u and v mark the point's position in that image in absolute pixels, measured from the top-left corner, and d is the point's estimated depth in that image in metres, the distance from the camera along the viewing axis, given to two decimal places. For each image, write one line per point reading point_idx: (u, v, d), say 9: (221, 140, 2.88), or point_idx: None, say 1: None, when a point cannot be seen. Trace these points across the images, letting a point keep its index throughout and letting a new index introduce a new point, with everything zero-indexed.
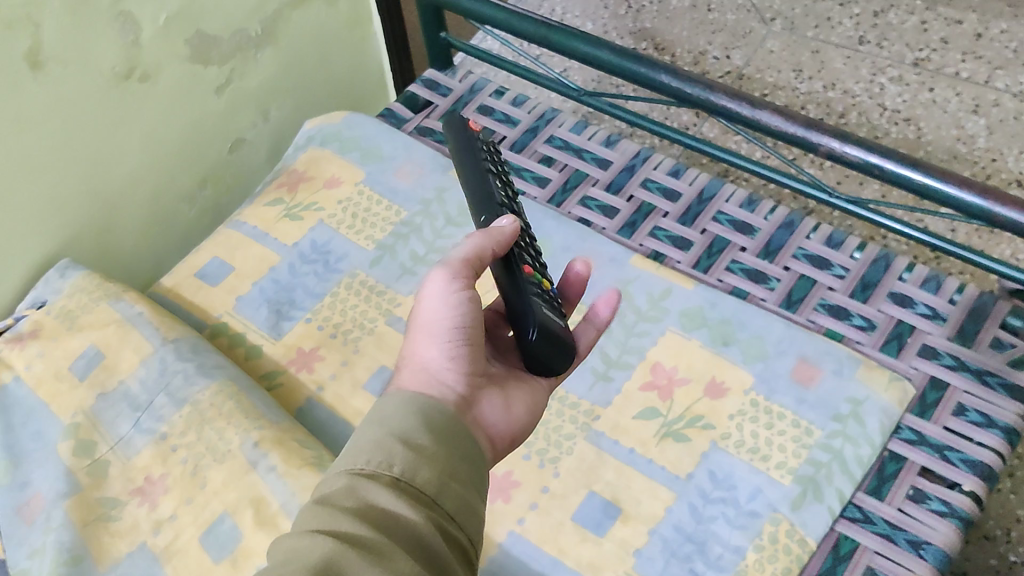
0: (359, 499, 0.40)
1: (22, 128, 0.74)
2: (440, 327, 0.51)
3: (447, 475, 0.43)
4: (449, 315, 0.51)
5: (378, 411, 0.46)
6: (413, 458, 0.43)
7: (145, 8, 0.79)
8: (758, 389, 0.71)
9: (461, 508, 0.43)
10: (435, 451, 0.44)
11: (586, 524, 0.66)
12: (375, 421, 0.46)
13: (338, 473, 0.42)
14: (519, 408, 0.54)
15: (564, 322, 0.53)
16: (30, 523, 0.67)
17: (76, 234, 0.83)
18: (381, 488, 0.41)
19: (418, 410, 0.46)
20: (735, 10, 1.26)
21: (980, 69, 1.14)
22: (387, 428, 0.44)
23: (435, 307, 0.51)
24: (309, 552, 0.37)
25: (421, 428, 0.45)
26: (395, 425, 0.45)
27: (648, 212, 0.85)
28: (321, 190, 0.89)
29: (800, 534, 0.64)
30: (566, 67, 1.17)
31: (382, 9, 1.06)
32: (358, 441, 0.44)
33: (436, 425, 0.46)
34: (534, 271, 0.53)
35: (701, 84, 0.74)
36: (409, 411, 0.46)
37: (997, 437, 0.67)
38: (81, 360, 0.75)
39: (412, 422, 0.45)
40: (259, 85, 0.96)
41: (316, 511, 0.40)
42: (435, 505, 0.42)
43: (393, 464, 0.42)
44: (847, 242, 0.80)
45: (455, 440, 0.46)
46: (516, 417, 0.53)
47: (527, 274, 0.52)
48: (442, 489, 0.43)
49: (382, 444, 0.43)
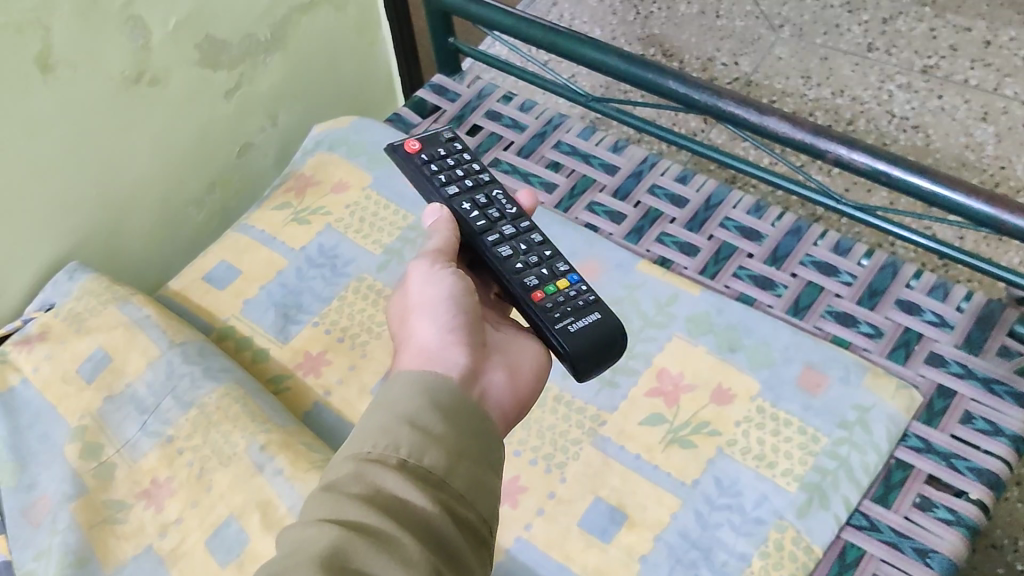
0: (367, 484, 0.39)
1: (32, 130, 0.74)
2: (436, 306, 0.52)
3: (456, 454, 0.42)
4: (443, 294, 0.52)
5: (386, 394, 0.45)
6: (420, 439, 0.42)
7: (156, 12, 0.79)
8: (765, 396, 0.71)
9: (473, 486, 0.42)
10: (444, 430, 0.43)
11: (592, 530, 0.66)
12: (381, 405, 0.44)
13: (344, 459, 0.41)
14: (526, 380, 0.53)
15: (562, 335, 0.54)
16: (36, 525, 0.67)
17: (85, 236, 0.84)
18: (388, 472, 0.40)
19: (425, 391, 0.44)
20: (744, 16, 1.26)
21: (989, 76, 1.14)
22: (395, 411, 0.43)
23: (427, 291, 0.53)
24: (315, 543, 0.36)
25: (431, 409, 0.43)
26: (402, 408, 0.43)
27: (655, 218, 0.85)
28: (329, 195, 0.89)
29: (806, 542, 0.64)
30: (574, 72, 1.18)
31: (392, 15, 1.06)
32: (365, 424, 0.43)
33: (445, 405, 0.44)
34: (545, 292, 0.56)
35: (708, 91, 0.74)
36: (416, 389, 0.44)
37: (1004, 445, 0.67)
38: (88, 363, 0.75)
39: (420, 403, 0.43)
40: (268, 90, 0.96)
41: (323, 498, 0.39)
42: (446, 485, 0.41)
43: (400, 446, 0.41)
44: (854, 249, 0.80)
45: (465, 418, 0.44)
46: (521, 389, 0.52)
47: (540, 301, 0.55)
48: (453, 468, 0.42)
49: (389, 427, 0.42)
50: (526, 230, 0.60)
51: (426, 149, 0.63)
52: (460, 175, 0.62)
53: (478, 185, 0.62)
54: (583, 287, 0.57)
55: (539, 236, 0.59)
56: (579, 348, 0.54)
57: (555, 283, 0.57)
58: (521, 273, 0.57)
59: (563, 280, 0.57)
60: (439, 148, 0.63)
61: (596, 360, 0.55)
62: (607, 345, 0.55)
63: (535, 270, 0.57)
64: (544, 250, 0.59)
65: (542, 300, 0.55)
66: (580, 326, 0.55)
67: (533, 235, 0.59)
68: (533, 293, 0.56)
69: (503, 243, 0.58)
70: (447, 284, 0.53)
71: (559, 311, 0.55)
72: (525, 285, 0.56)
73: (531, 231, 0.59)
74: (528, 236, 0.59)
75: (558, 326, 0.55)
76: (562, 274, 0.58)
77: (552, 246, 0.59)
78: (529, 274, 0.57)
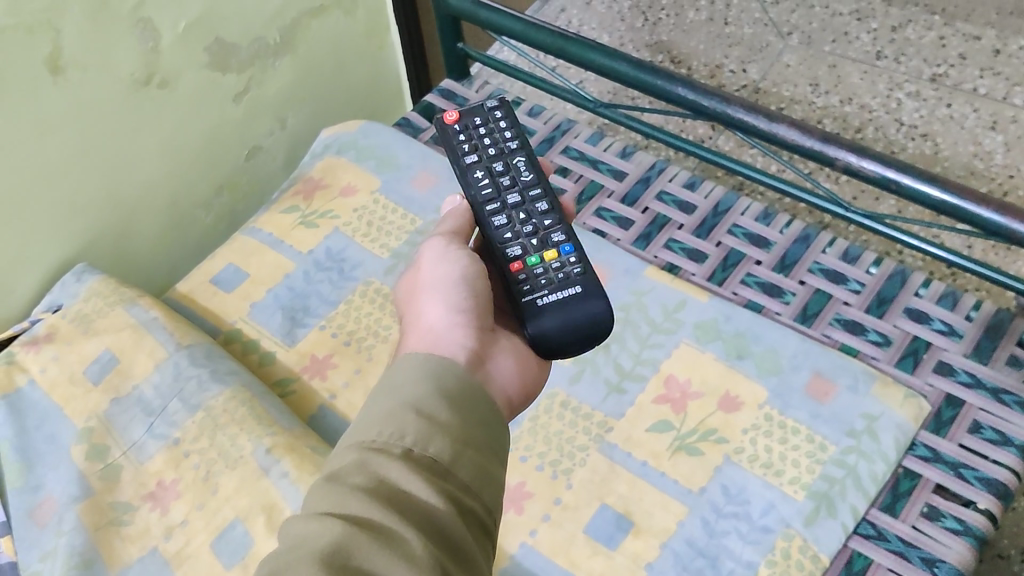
0: (370, 474, 0.39)
1: (42, 133, 0.75)
2: (444, 282, 0.53)
3: (461, 443, 0.42)
4: (449, 269, 0.54)
5: (389, 378, 0.45)
6: (425, 427, 0.42)
7: (165, 15, 0.79)
8: (772, 404, 0.71)
9: (478, 477, 0.42)
10: (447, 418, 0.43)
11: (598, 537, 0.66)
12: (385, 392, 0.44)
13: (348, 447, 0.41)
14: (528, 368, 0.54)
15: (543, 297, 0.54)
16: (42, 526, 0.67)
17: (92, 239, 0.84)
18: (391, 462, 0.40)
19: (432, 374, 0.45)
20: (752, 23, 1.26)
21: (998, 85, 1.14)
22: (400, 399, 0.43)
23: (440, 270, 0.54)
24: (318, 536, 0.36)
25: (436, 396, 0.44)
26: (408, 395, 0.43)
27: (662, 223, 0.85)
28: (336, 199, 0.89)
29: (813, 550, 0.64)
30: (583, 77, 1.18)
31: (400, 20, 1.05)
32: (370, 412, 0.43)
33: (451, 392, 0.44)
34: (524, 262, 0.56)
35: (717, 97, 0.74)
36: (424, 375, 0.45)
37: (1013, 455, 0.67)
38: (95, 365, 0.75)
39: (425, 391, 0.44)
40: (277, 94, 0.96)
41: (327, 489, 0.39)
42: (450, 476, 0.41)
43: (405, 435, 0.41)
44: (864, 257, 0.80)
45: (470, 405, 0.44)
46: (523, 375, 0.54)
47: (517, 272, 0.55)
48: (457, 458, 0.41)
49: (394, 415, 0.42)
50: (535, 197, 0.59)
51: (462, 120, 0.62)
52: (488, 143, 0.61)
53: (502, 154, 0.61)
54: (574, 259, 0.56)
55: (545, 206, 0.58)
56: (552, 325, 0.54)
57: (541, 253, 0.56)
58: (524, 232, 0.57)
59: (553, 251, 0.56)
60: (478, 118, 0.62)
61: (578, 332, 0.54)
62: (582, 323, 0.54)
63: (521, 241, 0.57)
64: (545, 219, 0.58)
65: (519, 270, 0.55)
66: (550, 300, 0.54)
67: (539, 205, 0.58)
68: (512, 264, 0.56)
69: (500, 211, 0.58)
70: (458, 260, 0.54)
71: (554, 270, 0.56)
72: (521, 249, 0.56)
73: (539, 200, 0.59)
74: (533, 204, 0.58)
75: (549, 289, 0.55)
76: (555, 242, 0.57)
77: (556, 215, 0.58)
78: (515, 243, 0.56)
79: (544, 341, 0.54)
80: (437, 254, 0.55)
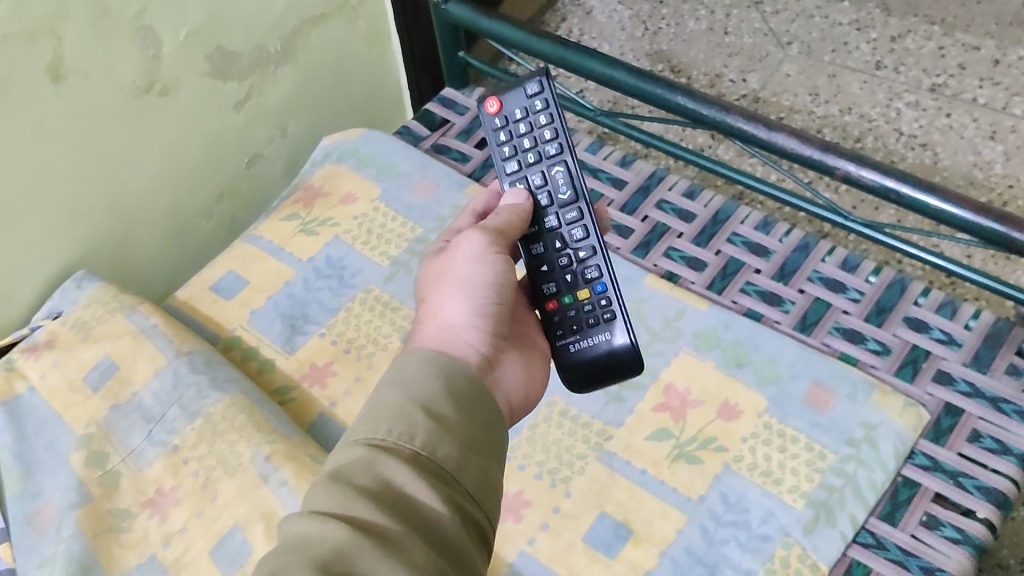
0: (376, 476, 0.39)
1: (44, 140, 0.75)
2: (472, 281, 0.53)
3: (468, 448, 0.42)
4: (479, 269, 0.53)
5: (399, 370, 0.45)
6: (433, 429, 0.42)
7: (167, 22, 0.80)
8: (771, 412, 0.71)
9: (481, 485, 0.42)
10: (457, 421, 0.43)
11: (597, 545, 0.66)
12: (395, 383, 0.44)
13: (356, 442, 0.41)
14: (536, 381, 0.55)
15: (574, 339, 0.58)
16: (41, 533, 0.67)
17: (93, 246, 0.84)
18: (399, 464, 0.40)
19: (442, 374, 0.45)
20: (752, 33, 1.27)
21: (997, 95, 1.14)
22: (410, 394, 0.43)
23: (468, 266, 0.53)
24: (321, 541, 0.36)
25: (445, 396, 0.44)
26: (417, 390, 0.43)
27: (662, 232, 0.85)
28: (337, 206, 0.89)
29: (811, 559, 0.64)
30: (583, 86, 1.19)
31: (401, 30, 1.05)
32: (378, 403, 0.43)
33: (459, 392, 0.44)
34: (559, 301, 0.58)
35: (717, 106, 0.74)
36: (433, 374, 0.45)
37: (1012, 464, 0.67)
38: (94, 371, 0.75)
39: (435, 389, 0.44)
40: (278, 102, 0.97)
41: (331, 487, 0.39)
42: (456, 483, 0.41)
43: (414, 436, 0.41)
44: (863, 266, 0.80)
45: (477, 408, 0.45)
46: (531, 388, 0.55)
47: (550, 312, 0.58)
48: (464, 464, 0.41)
49: (404, 412, 0.42)
50: (571, 221, 0.58)
51: (503, 111, 0.60)
52: (527, 145, 0.59)
53: (542, 161, 0.59)
54: (606, 300, 0.58)
55: (580, 231, 0.58)
56: (578, 366, 0.58)
57: (574, 292, 0.58)
58: (559, 266, 0.58)
59: (585, 290, 0.58)
60: (518, 111, 0.60)
61: (604, 370, 0.59)
62: (607, 365, 0.58)
63: (556, 277, 0.58)
64: (579, 249, 0.58)
65: (553, 310, 0.58)
66: (580, 347, 0.58)
67: (574, 231, 0.58)
68: (547, 303, 0.58)
69: (539, 238, 0.58)
70: (489, 261, 0.53)
71: (585, 311, 0.58)
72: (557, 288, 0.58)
73: (576, 223, 0.58)
74: (568, 230, 0.58)
75: (580, 333, 0.58)
76: (588, 281, 0.58)
77: (591, 244, 0.58)
78: (551, 280, 0.58)
79: (573, 374, 0.59)
80: (471, 247, 0.54)
